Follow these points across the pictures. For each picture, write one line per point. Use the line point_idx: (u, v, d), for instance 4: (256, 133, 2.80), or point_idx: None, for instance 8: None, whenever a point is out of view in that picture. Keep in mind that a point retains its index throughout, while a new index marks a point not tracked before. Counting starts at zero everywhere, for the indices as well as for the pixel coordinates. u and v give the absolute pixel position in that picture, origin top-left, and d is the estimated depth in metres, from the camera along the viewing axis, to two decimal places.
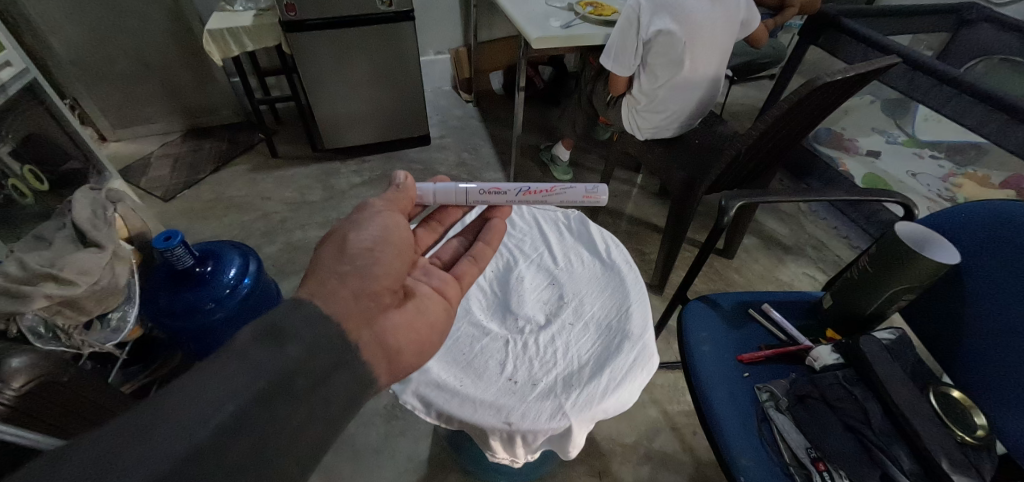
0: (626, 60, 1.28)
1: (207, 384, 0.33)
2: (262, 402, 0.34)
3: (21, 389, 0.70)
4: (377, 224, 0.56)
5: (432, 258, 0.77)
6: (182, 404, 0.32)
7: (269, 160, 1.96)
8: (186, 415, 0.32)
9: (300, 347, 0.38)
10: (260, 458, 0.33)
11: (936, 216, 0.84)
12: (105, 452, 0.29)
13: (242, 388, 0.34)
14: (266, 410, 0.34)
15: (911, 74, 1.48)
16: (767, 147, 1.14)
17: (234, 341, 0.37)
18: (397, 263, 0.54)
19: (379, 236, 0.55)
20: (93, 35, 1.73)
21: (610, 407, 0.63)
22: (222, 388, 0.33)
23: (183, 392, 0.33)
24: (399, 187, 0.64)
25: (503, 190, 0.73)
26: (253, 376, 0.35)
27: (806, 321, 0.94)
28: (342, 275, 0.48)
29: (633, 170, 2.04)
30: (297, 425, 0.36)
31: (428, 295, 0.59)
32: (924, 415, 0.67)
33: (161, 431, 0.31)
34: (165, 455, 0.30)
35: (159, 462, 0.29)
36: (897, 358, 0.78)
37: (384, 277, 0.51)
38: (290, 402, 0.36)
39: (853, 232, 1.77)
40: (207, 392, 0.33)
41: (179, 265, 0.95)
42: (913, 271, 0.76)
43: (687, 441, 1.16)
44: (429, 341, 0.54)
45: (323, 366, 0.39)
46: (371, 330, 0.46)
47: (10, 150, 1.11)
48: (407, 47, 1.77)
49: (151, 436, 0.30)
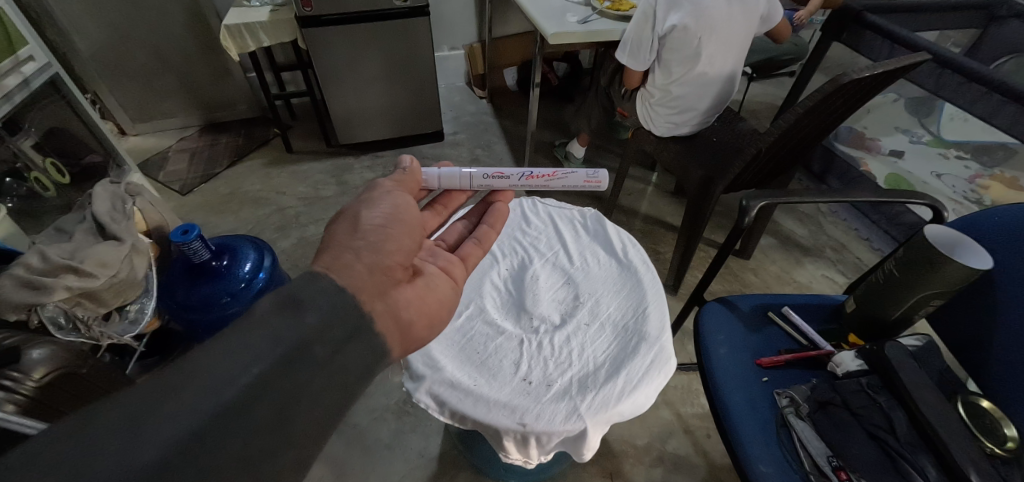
0: (641, 54, 1.25)
1: (229, 349, 0.33)
2: (282, 368, 0.33)
3: (40, 380, 0.72)
4: (388, 202, 0.57)
5: (438, 240, 0.77)
6: (204, 367, 0.31)
7: (284, 155, 1.98)
8: (208, 378, 0.31)
9: (318, 316, 0.37)
10: (281, 424, 0.33)
11: (967, 219, 0.81)
12: (130, 413, 0.29)
13: (264, 354, 0.33)
14: (287, 376, 0.34)
15: (939, 71, 1.43)
16: (787, 146, 1.11)
17: (253, 311, 0.36)
18: (407, 239, 0.54)
19: (390, 214, 0.55)
20: (113, 30, 1.76)
21: (625, 409, 0.62)
22: (242, 354, 0.32)
23: (204, 359, 0.32)
24: (405, 170, 0.66)
25: (507, 174, 0.74)
26: (273, 343, 0.34)
27: (828, 326, 0.91)
28: (356, 250, 0.48)
29: (648, 168, 2.01)
30: (317, 392, 0.35)
31: (435, 273, 0.59)
32: (952, 426, 0.63)
33: (183, 392, 0.30)
34: (187, 416, 0.29)
35: (185, 425, 0.29)
36: (924, 365, 0.74)
37: (396, 253, 0.51)
38: (310, 370, 0.35)
39: (874, 234, 1.72)
40: (228, 357, 0.32)
41: (196, 258, 0.97)
42: (942, 275, 0.73)
43: (701, 444, 1.14)
44: (439, 317, 0.55)
45: (341, 335, 0.38)
46: (385, 301, 0.45)
47: (33, 143, 1.13)
48: (421, 42, 1.76)
49: (173, 397, 0.30)
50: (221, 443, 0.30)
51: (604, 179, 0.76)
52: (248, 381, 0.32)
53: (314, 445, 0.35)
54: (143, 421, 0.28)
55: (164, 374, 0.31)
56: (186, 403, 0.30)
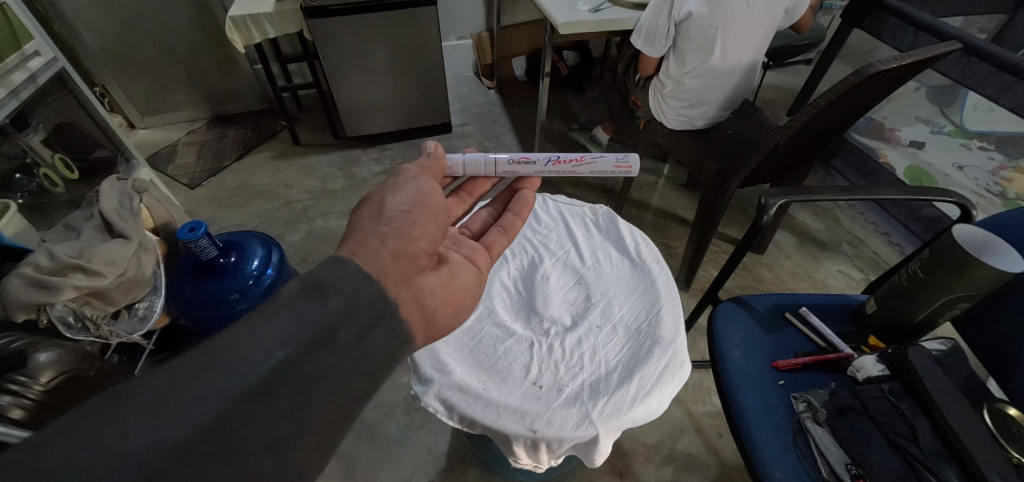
0: (657, 41, 1.22)
1: (256, 332, 0.32)
2: (304, 353, 0.32)
3: (48, 383, 0.74)
4: (412, 188, 0.55)
5: (462, 228, 0.75)
6: (229, 351, 0.30)
7: (291, 148, 1.96)
8: (235, 359, 0.30)
9: (342, 301, 0.36)
10: (305, 406, 0.31)
11: (1001, 218, 0.76)
12: (157, 392, 0.28)
13: (288, 337, 0.32)
14: (310, 360, 0.32)
15: (966, 60, 1.37)
16: (810, 138, 1.06)
17: (280, 293, 0.35)
18: (432, 226, 0.52)
19: (414, 200, 0.53)
20: (119, 23, 1.75)
21: (638, 415, 0.61)
22: (269, 336, 0.31)
23: (230, 341, 0.31)
24: (429, 156, 0.64)
25: (532, 159, 0.71)
26: (298, 325, 0.33)
27: (848, 326, 0.88)
28: (381, 235, 0.46)
29: (659, 159, 1.97)
30: (342, 375, 0.34)
31: (460, 262, 0.58)
32: (978, 435, 0.60)
33: (209, 374, 0.29)
34: (214, 397, 0.28)
35: (206, 408, 0.28)
36: (949, 370, 0.71)
37: (421, 240, 0.50)
38: (333, 354, 0.34)
39: (893, 229, 1.67)
40: (255, 339, 0.31)
41: (204, 256, 0.95)
42: (974, 278, 0.69)
43: (713, 443, 1.12)
44: (463, 306, 0.53)
45: (363, 321, 0.37)
46: (409, 288, 0.44)
47: (41, 139, 1.14)
48: (427, 32, 1.73)
49: (199, 380, 0.28)
50: (246, 426, 0.29)
51: (634, 164, 0.74)
52: (272, 366, 0.30)
53: (339, 429, 0.34)
54: (167, 401, 0.27)
55: (191, 356, 0.30)
56: (213, 383, 0.28)
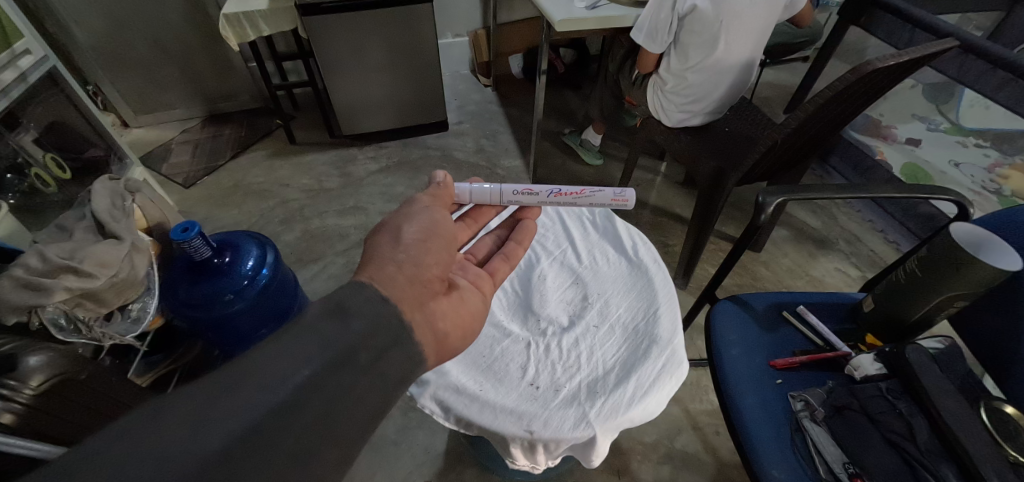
0: (659, 36, 1.21)
1: (283, 350, 0.31)
2: (332, 371, 0.32)
3: (39, 388, 0.68)
4: (425, 217, 0.54)
5: (467, 254, 0.75)
6: (256, 369, 0.30)
7: (287, 146, 1.95)
8: (263, 377, 0.29)
9: (364, 322, 0.36)
10: (329, 425, 0.31)
11: (998, 216, 0.76)
12: (186, 410, 0.27)
13: (314, 355, 0.31)
14: (335, 379, 0.32)
15: (963, 57, 1.37)
16: (807, 135, 1.06)
17: (302, 314, 0.34)
18: (444, 253, 0.52)
19: (427, 228, 0.53)
20: (112, 21, 1.73)
21: (636, 416, 0.60)
22: (294, 354, 0.31)
23: (257, 360, 0.30)
24: (439, 185, 0.63)
25: (535, 191, 0.71)
26: (322, 345, 0.32)
27: (845, 325, 0.88)
28: (398, 263, 0.46)
29: (657, 157, 1.97)
30: (362, 395, 0.33)
31: (468, 287, 0.57)
32: (975, 433, 0.60)
33: (236, 392, 0.28)
34: (243, 415, 0.27)
35: (235, 426, 0.27)
36: (946, 369, 0.71)
37: (434, 266, 0.49)
38: (355, 375, 0.33)
39: (890, 226, 1.67)
40: (282, 357, 0.31)
41: (198, 257, 0.93)
42: (971, 277, 0.69)
43: (710, 441, 1.13)
44: (472, 329, 0.53)
45: (382, 342, 0.36)
46: (423, 313, 0.43)
47: (32, 139, 1.13)
48: (424, 29, 1.72)
49: (227, 398, 0.28)
50: (271, 446, 0.28)
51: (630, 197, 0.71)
52: (300, 383, 0.30)
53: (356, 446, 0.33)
54: (197, 417, 0.27)
55: (219, 375, 0.29)
56: (241, 402, 0.28)
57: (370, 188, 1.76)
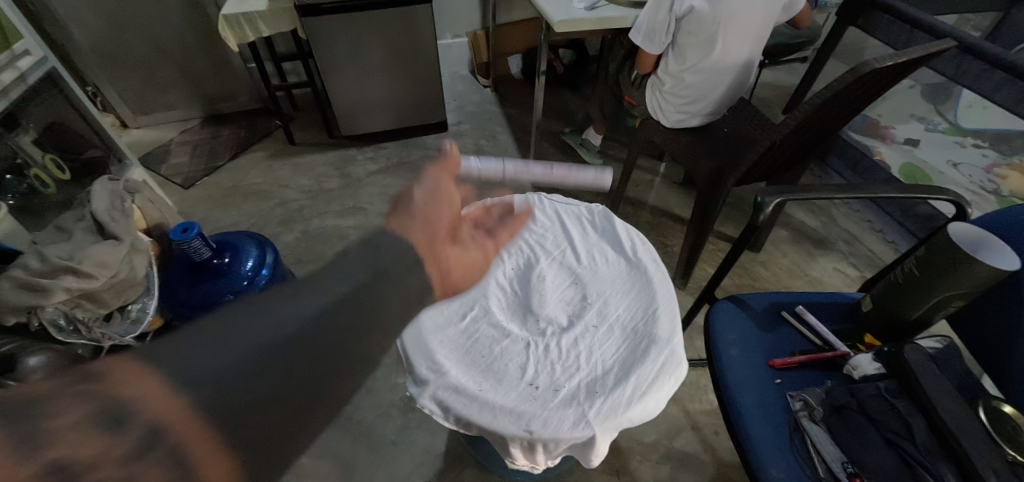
0: (657, 37, 1.21)
1: (330, 274, 0.41)
2: (365, 286, 0.41)
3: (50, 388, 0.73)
4: (430, 184, 0.61)
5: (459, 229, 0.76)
6: (312, 284, 0.39)
7: (286, 147, 1.95)
8: (316, 288, 0.39)
9: (391, 256, 0.45)
10: (364, 325, 0.40)
11: (995, 216, 0.76)
12: (260, 309, 0.36)
13: (353, 274, 0.41)
14: (369, 292, 0.41)
15: (960, 58, 1.38)
16: (806, 135, 1.06)
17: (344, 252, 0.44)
18: (446, 211, 0.59)
19: (431, 193, 0.60)
20: (111, 21, 1.73)
21: (635, 415, 0.61)
22: (340, 273, 0.41)
23: (315, 278, 0.40)
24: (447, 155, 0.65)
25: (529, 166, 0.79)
26: (359, 269, 0.42)
27: (843, 325, 0.88)
28: (411, 215, 0.53)
29: (656, 157, 1.97)
30: (388, 310, 0.42)
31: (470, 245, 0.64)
32: (973, 433, 0.60)
33: (294, 300, 0.37)
34: (299, 311, 0.36)
35: (295, 320, 0.36)
36: (944, 368, 0.72)
37: (439, 222, 0.57)
38: (382, 292, 0.42)
39: (888, 226, 1.67)
40: (329, 277, 0.41)
41: (197, 257, 0.94)
42: (968, 276, 0.69)
43: (709, 441, 1.13)
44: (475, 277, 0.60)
45: (403, 271, 0.45)
46: (433, 255, 0.51)
47: (32, 139, 1.13)
48: (423, 30, 1.72)
49: (290, 301, 0.37)
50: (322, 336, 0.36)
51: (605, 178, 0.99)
52: (344, 292, 0.40)
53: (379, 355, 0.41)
54: (270, 312, 0.36)
55: (284, 288, 0.38)
56: (302, 303, 0.37)
57: (369, 189, 1.76)
